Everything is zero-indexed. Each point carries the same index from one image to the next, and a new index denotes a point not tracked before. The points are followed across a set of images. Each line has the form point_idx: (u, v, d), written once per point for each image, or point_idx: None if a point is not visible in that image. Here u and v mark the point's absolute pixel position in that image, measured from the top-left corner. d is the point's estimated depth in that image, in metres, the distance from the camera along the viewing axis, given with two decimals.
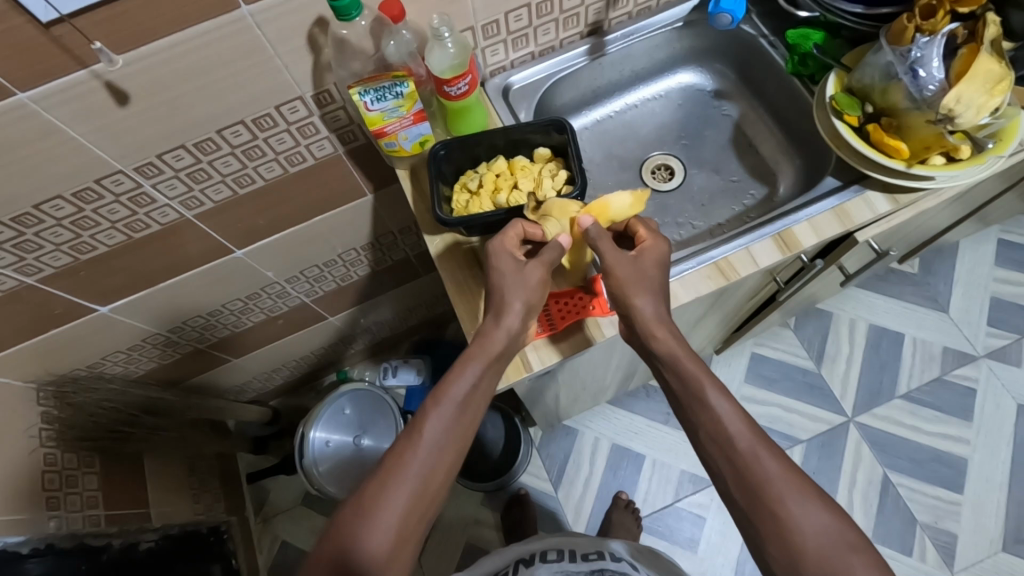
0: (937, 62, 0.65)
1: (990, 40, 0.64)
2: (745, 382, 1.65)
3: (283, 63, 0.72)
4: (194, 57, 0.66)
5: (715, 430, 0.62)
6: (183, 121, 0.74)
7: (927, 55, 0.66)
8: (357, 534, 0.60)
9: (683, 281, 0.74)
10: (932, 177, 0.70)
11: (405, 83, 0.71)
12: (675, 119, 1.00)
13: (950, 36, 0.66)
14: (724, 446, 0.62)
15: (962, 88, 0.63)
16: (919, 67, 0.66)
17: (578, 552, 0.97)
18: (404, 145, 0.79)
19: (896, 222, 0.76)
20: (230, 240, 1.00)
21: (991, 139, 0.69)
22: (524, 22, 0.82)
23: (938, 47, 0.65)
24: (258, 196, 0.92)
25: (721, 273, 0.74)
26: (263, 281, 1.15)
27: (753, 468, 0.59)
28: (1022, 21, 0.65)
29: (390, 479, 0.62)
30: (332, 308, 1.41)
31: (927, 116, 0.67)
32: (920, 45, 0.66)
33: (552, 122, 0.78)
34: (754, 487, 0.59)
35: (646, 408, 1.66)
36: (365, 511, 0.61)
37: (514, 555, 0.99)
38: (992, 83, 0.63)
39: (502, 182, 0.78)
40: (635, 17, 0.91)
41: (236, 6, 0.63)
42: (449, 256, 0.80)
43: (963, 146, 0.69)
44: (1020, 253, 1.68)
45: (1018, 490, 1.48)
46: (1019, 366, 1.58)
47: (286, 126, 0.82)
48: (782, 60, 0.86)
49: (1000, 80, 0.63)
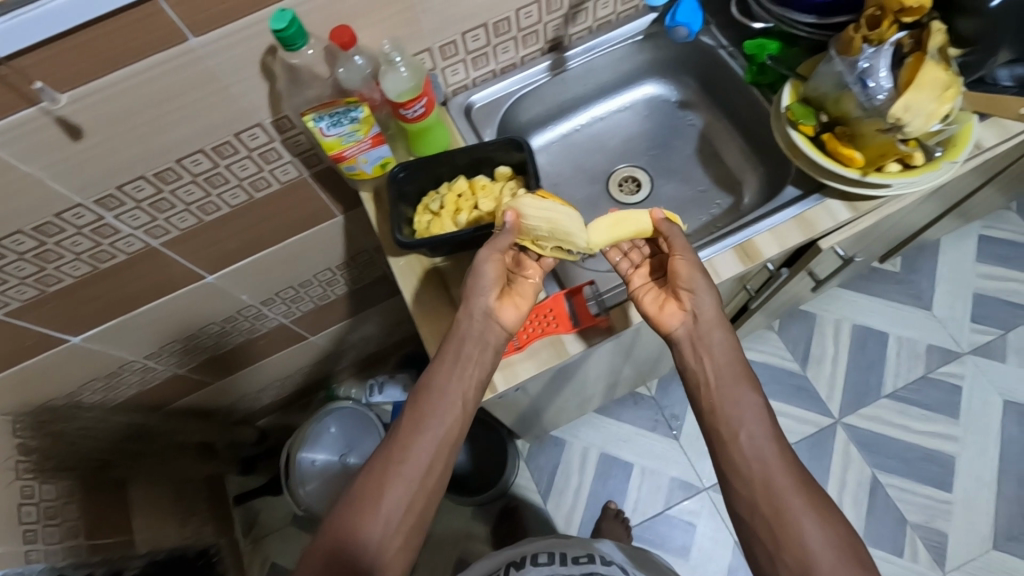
0: (885, 72, 0.66)
1: (936, 48, 0.64)
2: None
3: (238, 91, 0.72)
4: (146, 90, 0.67)
5: (747, 436, 0.65)
6: (141, 152, 0.74)
7: (874, 65, 0.66)
8: (352, 532, 0.63)
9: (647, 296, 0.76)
10: (889, 184, 0.71)
11: (359, 108, 0.72)
12: (641, 130, 1.00)
13: (897, 45, 0.67)
14: (753, 452, 0.64)
15: (911, 96, 0.62)
16: (868, 77, 0.66)
17: (570, 555, 0.96)
18: (365, 168, 0.80)
19: (858, 228, 0.76)
20: (201, 266, 0.99)
21: (942, 146, 0.70)
22: (482, 42, 0.83)
23: (885, 57, 0.66)
24: (224, 221, 0.92)
25: None
26: (240, 304, 1.15)
27: (774, 477, 0.63)
28: (969, 28, 0.65)
29: (381, 476, 0.65)
30: (313, 327, 1.40)
31: (879, 124, 0.67)
32: (867, 55, 0.66)
33: (512, 142, 0.78)
34: (776, 497, 0.62)
35: (634, 415, 1.65)
36: (357, 509, 0.64)
37: (504, 559, 0.97)
38: (940, 90, 0.63)
39: (463, 203, 0.78)
40: (596, 32, 0.92)
41: (184, 37, 0.63)
42: (414, 278, 0.81)
43: (916, 153, 0.69)
44: (1002, 249, 1.69)
45: (1008, 486, 1.48)
46: (1005, 361, 1.58)
47: (247, 152, 0.82)
48: (742, 71, 0.87)
49: (948, 87, 0.64)
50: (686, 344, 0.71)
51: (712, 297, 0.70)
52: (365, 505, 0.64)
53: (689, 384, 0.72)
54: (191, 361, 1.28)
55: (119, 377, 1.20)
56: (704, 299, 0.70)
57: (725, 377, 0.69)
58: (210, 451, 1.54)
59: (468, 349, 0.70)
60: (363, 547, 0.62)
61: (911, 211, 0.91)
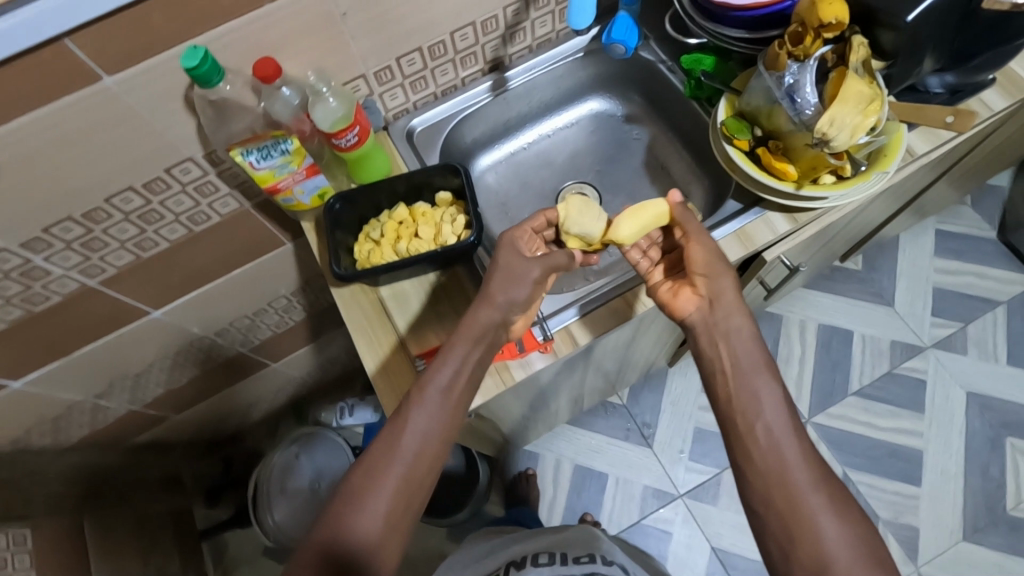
0: (811, 87, 0.66)
1: (859, 62, 0.65)
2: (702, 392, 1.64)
3: (163, 127, 0.70)
4: (62, 132, 0.64)
5: (766, 429, 0.63)
6: (64, 193, 0.72)
7: (800, 81, 0.66)
8: (342, 532, 0.60)
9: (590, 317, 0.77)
10: (824, 197, 0.72)
11: (289, 140, 0.71)
12: (589, 145, 1.01)
13: (821, 61, 0.68)
14: (771, 447, 0.62)
15: (835, 110, 0.63)
16: (794, 93, 0.66)
17: (571, 555, 0.93)
18: (302, 199, 0.79)
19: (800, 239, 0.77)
20: (145, 302, 0.97)
21: (869, 159, 0.71)
22: (418, 66, 0.82)
23: (810, 73, 0.66)
24: (164, 257, 0.89)
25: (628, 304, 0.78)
26: (190, 337, 1.13)
27: (790, 472, 0.60)
28: (890, 41, 0.66)
29: (375, 470, 0.63)
30: (273, 354, 1.37)
31: (807, 139, 0.67)
32: (792, 71, 0.67)
33: (448, 167, 0.78)
34: (792, 494, 0.59)
35: (607, 425, 1.64)
36: (346, 510, 0.61)
37: (506, 558, 0.96)
38: (865, 103, 0.63)
39: (403, 230, 0.78)
40: (536, 50, 0.91)
41: (98, 77, 0.61)
42: (356, 306, 0.80)
43: (846, 165, 0.70)
44: (958, 242, 1.68)
45: (973, 478, 1.49)
46: (965, 353, 1.58)
47: (181, 187, 0.80)
48: (681, 85, 0.87)
49: (872, 100, 0.64)
50: (701, 330, 0.71)
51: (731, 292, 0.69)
52: (360, 501, 0.62)
53: (706, 371, 0.70)
54: (148, 397, 1.25)
55: (69, 418, 1.16)
56: (722, 283, 0.71)
57: (744, 371, 0.66)
58: (176, 484, 1.50)
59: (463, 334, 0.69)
60: (360, 548, 0.60)
61: (857, 217, 0.92)
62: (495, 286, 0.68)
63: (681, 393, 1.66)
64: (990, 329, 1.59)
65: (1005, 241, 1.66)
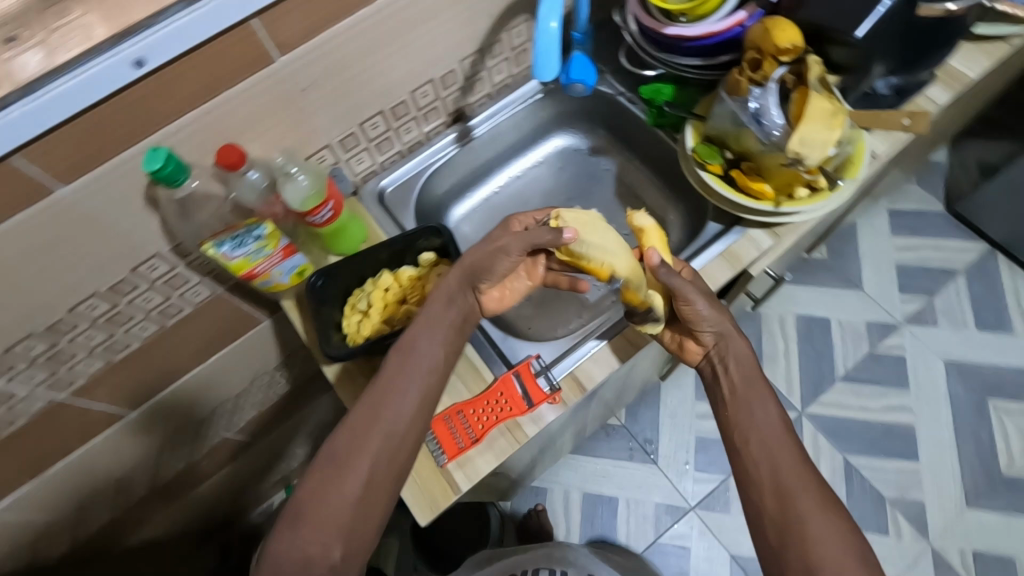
0: (775, 109, 0.68)
1: (816, 79, 0.67)
2: (697, 400, 1.64)
3: (125, 228, 0.67)
4: (16, 251, 0.60)
5: (762, 437, 0.64)
6: (24, 311, 0.67)
7: (764, 105, 0.68)
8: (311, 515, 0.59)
9: (594, 358, 0.76)
10: (798, 212, 0.73)
11: (262, 225, 0.69)
12: (560, 182, 1.00)
13: (781, 82, 0.69)
14: (766, 452, 0.63)
15: (803, 130, 0.64)
16: (760, 117, 0.68)
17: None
18: (281, 280, 0.75)
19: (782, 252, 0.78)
20: (120, 405, 0.91)
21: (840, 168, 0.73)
22: (382, 128, 0.83)
23: (773, 95, 0.68)
24: (137, 356, 0.84)
25: (630, 341, 0.76)
26: (163, 436, 1.06)
27: (784, 476, 0.61)
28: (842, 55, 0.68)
29: (344, 445, 0.62)
30: (259, 432, 1.31)
31: (779, 158, 0.69)
32: (755, 96, 0.69)
33: (429, 229, 0.76)
34: (787, 499, 0.60)
35: (609, 448, 1.63)
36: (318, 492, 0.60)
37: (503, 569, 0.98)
38: (829, 118, 0.65)
39: (391, 298, 0.75)
40: (495, 96, 0.92)
41: (52, 189, 0.57)
42: (352, 384, 0.76)
43: (819, 179, 0.72)
44: (911, 218, 1.72)
45: (967, 445, 1.50)
46: (936, 324, 1.61)
47: (150, 284, 0.76)
48: (643, 114, 0.88)
49: (835, 114, 0.66)
50: (710, 369, 0.71)
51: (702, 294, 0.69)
52: (333, 478, 0.61)
53: (711, 388, 0.71)
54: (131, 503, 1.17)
55: (46, 539, 1.07)
56: (708, 320, 0.68)
57: (741, 382, 0.67)
58: None
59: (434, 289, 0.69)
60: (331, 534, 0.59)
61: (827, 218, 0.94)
62: (477, 257, 0.69)
63: (677, 404, 1.65)
64: (954, 299, 1.62)
65: (953, 212, 1.69)
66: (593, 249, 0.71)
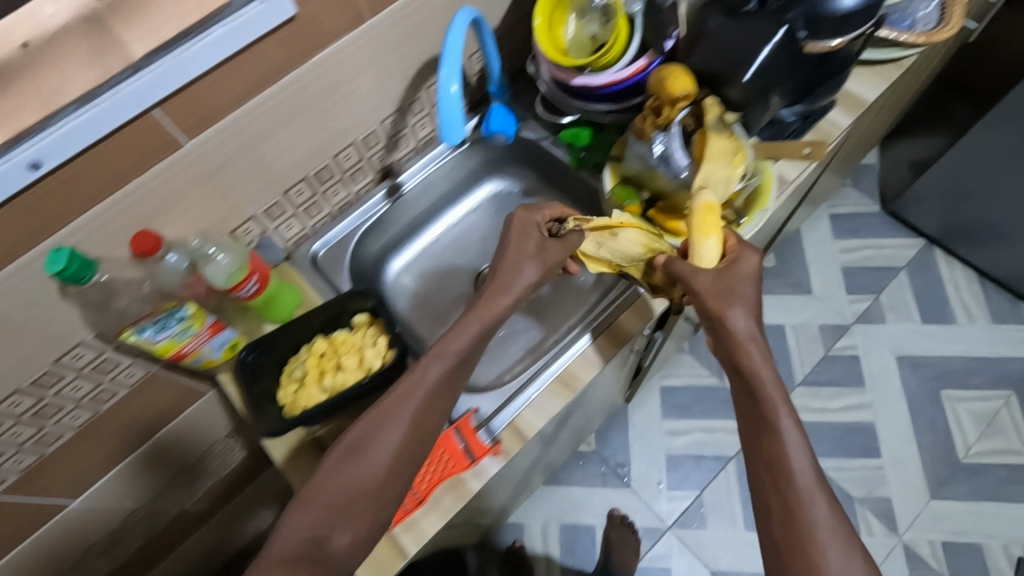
0: (681, 149, 0.72)
1: (716, 119, 0.70)
2: (664, 417, 1.64)
3: (49, 317, 0.66)
4: None
5: (773, 464, 0.60)
6: None
7: (670, 145, 0.72)
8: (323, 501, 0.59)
9: (530, 404, 0.79)
10: None
11: (184, 307, 0.71)
12: (493, 228, 1.02)
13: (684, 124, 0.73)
14: (772, 476, 0.60)
15: (708, 171, 0.69)
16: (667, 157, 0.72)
17: None
18: (213, 355, 0.78)
19: None
20: (59, 495, 0.87)
21: (748, 200, 0.77)
22: (308, 194, 0.87)
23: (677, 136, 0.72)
24: (71, 445, 0.82)
25: (566, 385, 0.80)
26: (110, 522, 1.00)
27: (801, 513, 0.57)
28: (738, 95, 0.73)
29: (370, 435, 0.61)
30: (216, 509, 1.24)
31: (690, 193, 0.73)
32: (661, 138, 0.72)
33: (356, 294, 0.79)
34: (799, 531, 0.56)
35: (584, 476, 1.61)
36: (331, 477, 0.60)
37: None
38: (730, 158, 0.69)
39: (326, 364, 0.76)
40: (421, 151, 1.00)
41: None
42: (291, 450, 0.77)
43: (728, 214, 0.76)
44: (852, 220, 1.75)
45: (925, 437, 1.52)
46: (884, 320, 1.64)
47: (77, 373, 0.75)
48: (565, 157, 0.93)
49: (736, 152, 0.70)
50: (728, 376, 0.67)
51: (708, 272, 0.66)
52: (349, 468, 0.60)
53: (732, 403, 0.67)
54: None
55: None
56: (732, 319, 0.65)
57: (761, 401, 0.63)
58: None
59: (493, 287, 0.71)
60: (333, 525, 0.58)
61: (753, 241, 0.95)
62: (503, 273, 0.72)
63: (643, 425, 1.64)
64: (900, 296, 1.66)
65: (891, 211, 1.72)
66: (605, 247, 0.76)
